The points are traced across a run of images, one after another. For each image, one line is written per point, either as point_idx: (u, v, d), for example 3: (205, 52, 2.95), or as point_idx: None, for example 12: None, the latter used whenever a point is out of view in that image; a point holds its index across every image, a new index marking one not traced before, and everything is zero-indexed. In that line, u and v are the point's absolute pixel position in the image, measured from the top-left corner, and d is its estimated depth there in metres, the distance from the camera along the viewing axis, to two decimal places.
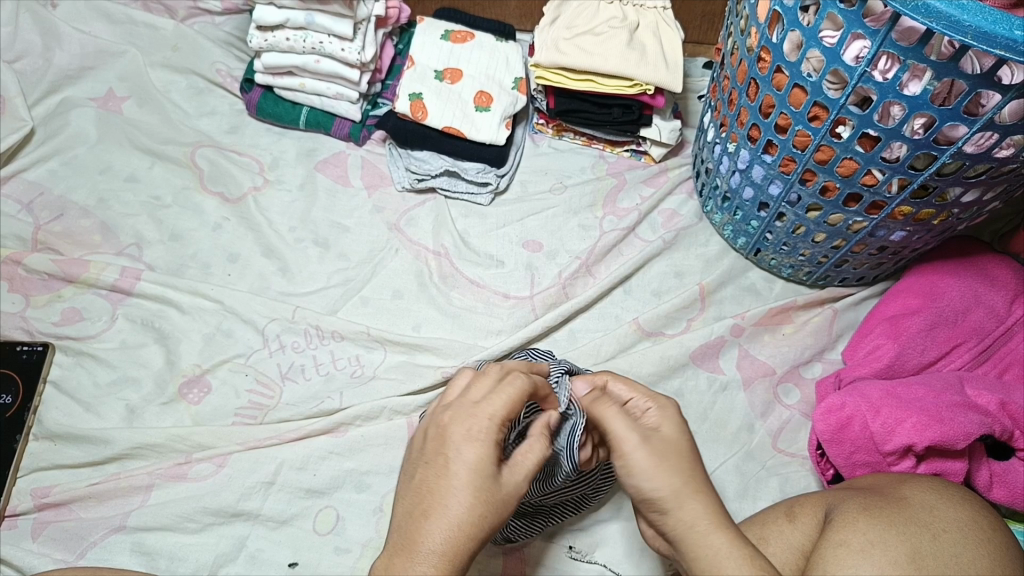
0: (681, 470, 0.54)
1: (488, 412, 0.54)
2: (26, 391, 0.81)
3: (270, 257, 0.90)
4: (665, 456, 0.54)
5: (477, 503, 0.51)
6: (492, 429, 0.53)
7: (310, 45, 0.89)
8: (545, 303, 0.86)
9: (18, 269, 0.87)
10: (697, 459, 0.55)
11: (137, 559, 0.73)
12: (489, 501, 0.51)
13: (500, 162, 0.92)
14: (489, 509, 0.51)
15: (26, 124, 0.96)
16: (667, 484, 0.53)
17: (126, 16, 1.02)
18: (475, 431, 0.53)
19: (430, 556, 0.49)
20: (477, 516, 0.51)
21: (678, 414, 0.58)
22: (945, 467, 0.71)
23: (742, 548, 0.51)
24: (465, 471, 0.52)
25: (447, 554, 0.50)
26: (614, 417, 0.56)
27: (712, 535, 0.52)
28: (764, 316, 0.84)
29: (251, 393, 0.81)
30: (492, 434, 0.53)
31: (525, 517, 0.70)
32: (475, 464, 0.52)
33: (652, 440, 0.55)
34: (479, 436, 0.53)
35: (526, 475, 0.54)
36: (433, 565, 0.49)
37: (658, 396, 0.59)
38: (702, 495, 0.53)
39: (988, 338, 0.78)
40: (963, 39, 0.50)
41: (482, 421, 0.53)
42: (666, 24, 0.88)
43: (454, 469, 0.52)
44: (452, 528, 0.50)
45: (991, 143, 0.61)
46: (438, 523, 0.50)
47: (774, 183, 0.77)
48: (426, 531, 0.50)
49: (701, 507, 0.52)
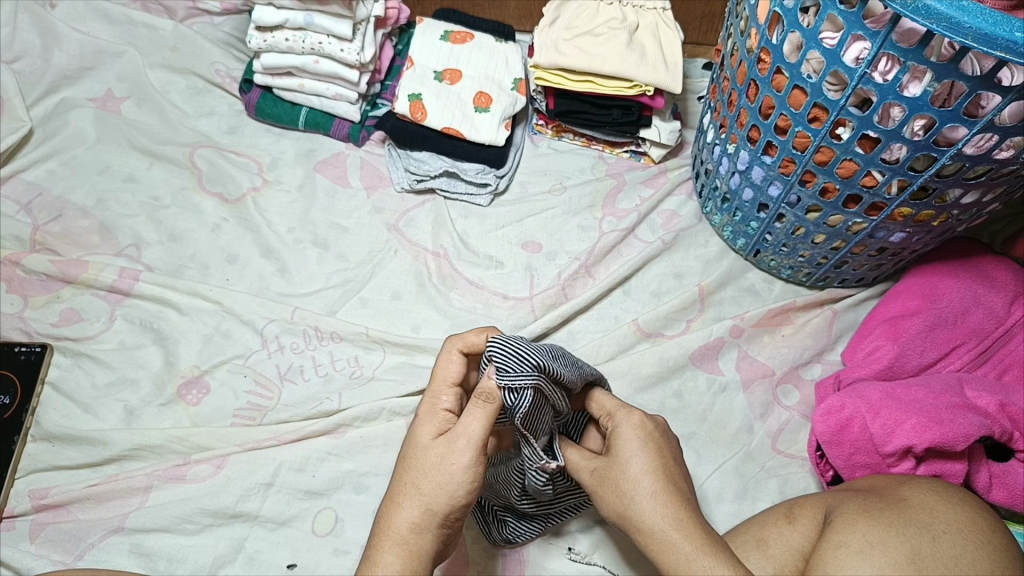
0: (619, 491, 0.54)
1: (436, 390, 0.57)
2: (24, 391, 0.80)
3: (269, 258, 0.89)
4: (608, 483, 0.55)
5: (414, 475, 0.53)
6: (430, 404, 0.57)
7: (310, 45, 0.89)
8: (545, 304, 0.85)
9: (17, 270, 0.87)
10: (652, 470, 0.54)
11: (136, 560, 0.73)
12: (422, 471, 0.53)
13: (500, 163, 0.92)
14: (422, 476, 0.53)
15: (25, 124, 0.95)
16: (614, 511, 0.55)
17: (125, 16, 1.02)
18: (418, 408, 0.57)
19: (385, 537, 0.52)
20: (416, 487, 0.53)
21: (631, 425, 0.56)
22: (945, 468, 0.71)
23: (697, 558, 0.50)
24: (410, 447, 0.55)
25: (400, 532, 0.52)
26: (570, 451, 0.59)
27: (668, 549, 0.51)
28: (764, 317, 0.85)
29: (250, 394, 0.81)
30: (430, 406, 0.57)
31: (525, 516, 0.71)
32: (414, 440, 0.55)
33: (598, 470, 0.56)
34: (422, 413, 0.57)
35: (456, 434, 0.53)
36: (389, 545, 0.52)
37: (618, 413, 0.58)
38: (648, 510, 0.52)
39: (987, 340, 0.78)
40: (964, 41, 0.50)
41: (425, 397, 0.58)
42: (666, 24, 0.88)
43: (407, 450, 0.56)
44: (403, 508, 0.53)
45: (991, 145, 0.61)
46: (388, 503, 0.54)
47: (774, 184, 0.77)
48: (386, 517, 0.53)
49: (645, 524, 0.52)
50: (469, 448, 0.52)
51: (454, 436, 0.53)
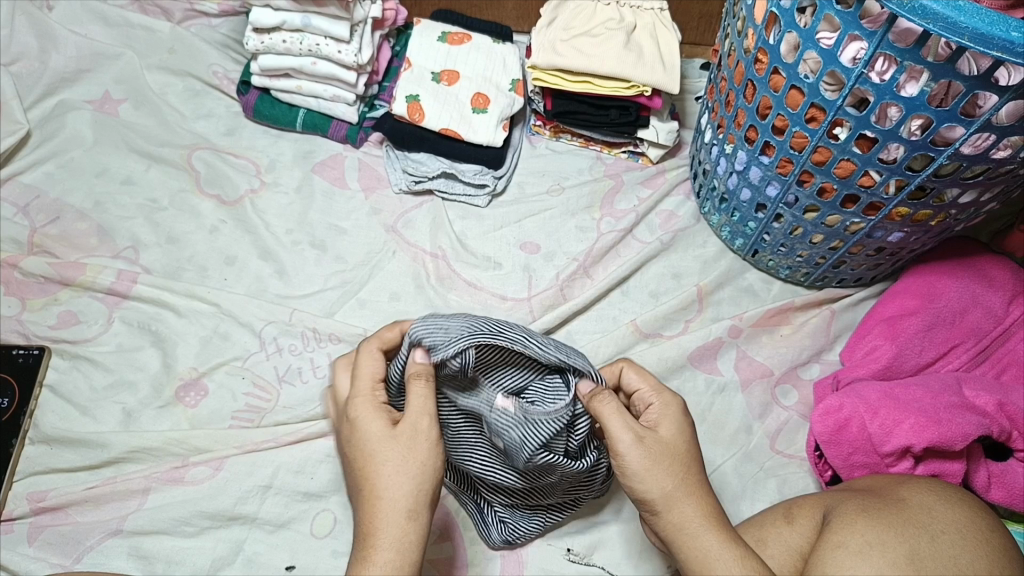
0: (675, 473, 0.55)
1: (364, 389, 0.56)
2: (22, 394, 0.80)
3: (267, 260, 0.89)
4: (659, 460, 0.55)
5: (389, 467, 0.52)
6: (371, 402, 0.56)
7: (307, 47, 0.89)
8: (543, 305, 0.85)
9: (15, 273, 0.87)
10: (694, 460, 0.57)
11: (134, 563, 0.73)
12: (397, 460, 0.53)
13: (498, 164, 0.92)
14: (399, 465, 0.52)
15: (23, 126, 0.95)
16: (659, 488, 0.55)
17: (123, 18, 1.02)
18: (355, 412, 0.55)
19: (377, 537, 0.51)
20: (396, 477, 0.52)
21: (681, 412, 0.58)
22: (944, 468, 0.71)
23: (728, 549, 0.54)
24: (367, 447, 0.54)
25: (393, 526, 0.51)
26: (612, 414, 0.56)
27: (698, 537, 0.54)
28: (762, 317, 0.84)
29: (248, 396, 0.81)
30: (372, 404, 0.55)
31: (524, 516, 0.71)
32: (370, 438, 0.54)
33: (648, 441, 0.55)
34: (362, 413, 0.55)
35: (415, 414, 0.54)
36: (384, 543, 0.51)
37: (664, 392, 0.60)
38: (693, 499, 0.55)
39: (985, 339, 0.78)
40: (960, 41, 0.50)
41: (358, 400, 0.56)
42: (663, 25, 0.88)
43: (362, 452, 0.54)
44: (386, 502, 0.52)
45: (988, 144, 0.61)
46: (367, 507, 0.52)
47: (771, 185, 0.77)
48: (370, 521, 0.52)
49: (690, 510, 0.55)
50: (434, 423, 0.54)
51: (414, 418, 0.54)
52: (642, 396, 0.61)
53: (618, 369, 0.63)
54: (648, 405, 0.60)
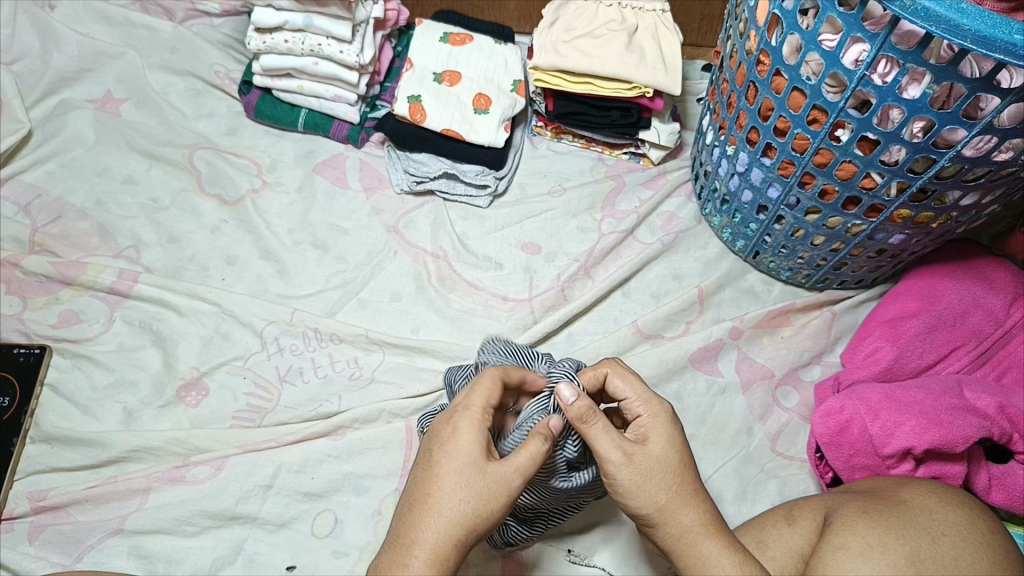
0: (667, 486, 0.55)
1: (475, 409, 0.55)
2: (23, 394, 0.80)
3: (268, 260, 0.89)
4: (650, 475, 0.55)
5: (465, 494, 0.52)
6: (475, 425, 0.54)
7: (309, 47, 0.89)
8: (544, 306, 0.85)
9: (16, 272, 0.87)
10: (688, 470, 0.56)
11: (135, 562, 0.73)
12: (475, 492, 0.52)
13: (499, 164, 0.92)
14: (474, 498, 0.52)
15: (25, 125, 0.95)
16: (653, 503, 0.55)
17: (124, 17, 1.02)
18: (460, 426, 0.54)
19: (418, 551, 0.51)
20: (463, 507, 0.52)
21: (670, 421, 0.57)
22: (944, 471, 0.71)
23: (727, 555, 0.54)
24: (451, 465, 0.53)
25: (435, 549, 0.51)
26: (600, 434, 0.55)
27: (698, 545, 0.55)
28: (763, 319, 0.84)
29: (249, 396, 0.81)
30: (476, 430, 0.54)
31: (524, 522, 0.69)
32: (459, 457, 0.53)
33: (637, 458, 0.55)
34: (463, 432, 0.54)
35: (516, 468, 0.53)
36: (422, 558, 0.51)
37: (652, 400, 0.57)
38: (688, 510, 0.55)
39: (986, 341, 0.78)
40: (962, 43, 0.50)
41: (465, 416, 0.55)
42: (665, 26, 0.88)
43: (446, 465, 0.53)
44: (439, 521, 0.51)
45: (990, 147, 0.61)
46: (424, 516, 0.52)
47: (773, 186, 0.77)
48: (417, 527, 0.52)
49: (685, 523, 0.55)
50: (524, 483, 0.53)
51: (510, 466, 0.53)
52: (630, 404, 0.58)
53: (602, 375, 0.59)
54: (636, 415, 0.58)
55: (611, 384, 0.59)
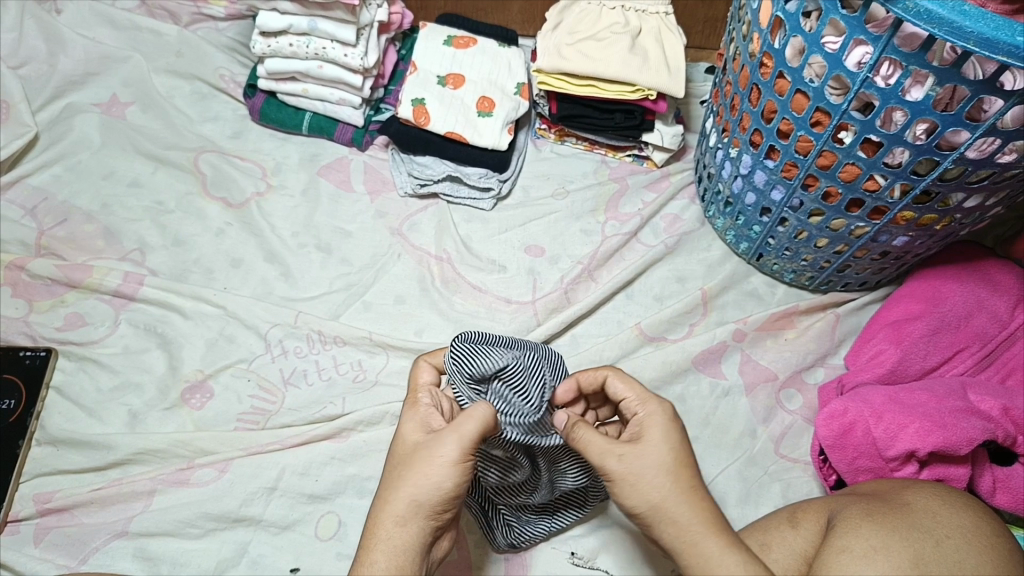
0: (659, 484, 0.54)
1: (417, 395, 0.59)
2: (29, 396, 0.81)
3: (272, 263, 0.90)
4: (642, 473, 0.54)
5: (406, 469, 0.53)
6: (418, 411, 0.57)
7: (313, 50, 0.89)
8: (547, 308, 0.85)
9: (22, 275, 0.88)
10: (685, 468, 0.55)
11: (139, 565, 0.73)
12: (416, 464, 0.53)
13: (502, 167, 0.92)
14: (415, 470, 0.53)
15: (31, 129, 0.96)
16: (646, 501, 0.54)
17: (130, 21, 1.02)
18: (405, 416, 0.58)
19: (374, 536, 0.52)
20: (406, 481, 0.53)
21: (665, 419, 0.56)
22: (948, 473, 0.71)
23: (729, 554, 0.53)
24: (399, 451, 0.55)
25: (388, 529, 0.52)
26: (587, 440, 0.56)
27: (697, 544, 0.53)
28: (766, 322, 0.85)
29: (253, 398, 0.81)
30: (416, 412, 0.57)
31: (531, 519, 0.71)
32: (404, 441, 0.56)
33: (626, 457, 0.54)
34: (406, 419, 0.57)
35: (453, 431, 0.53)
36: (378, 543, 0.52)
37: (649, 400, 0.58)
38: (684, 507, 0.53)
39: (991, 344, 0.78)
40: (966, 46, 0.50)
41: (409, 406, 0.58)
42: (667, 29, 0.89)
43: (395, 453, 0.56)
44: (388, 502, 0.53)
45: (994, 148, 0.60)
46: (378, 504, 0.54)
47: (776, 189, 0.77)
48: (374, 518, 0.53)
49: (680, 520, 0.53)
50: (461, 443, 0.52)
51: (443, 432, 0.53)
52: (629, 405, 0.59)
53: (602, 378, 0.61)
54: (635, 415, 0.58)
55: (609, 387, 0.60)
